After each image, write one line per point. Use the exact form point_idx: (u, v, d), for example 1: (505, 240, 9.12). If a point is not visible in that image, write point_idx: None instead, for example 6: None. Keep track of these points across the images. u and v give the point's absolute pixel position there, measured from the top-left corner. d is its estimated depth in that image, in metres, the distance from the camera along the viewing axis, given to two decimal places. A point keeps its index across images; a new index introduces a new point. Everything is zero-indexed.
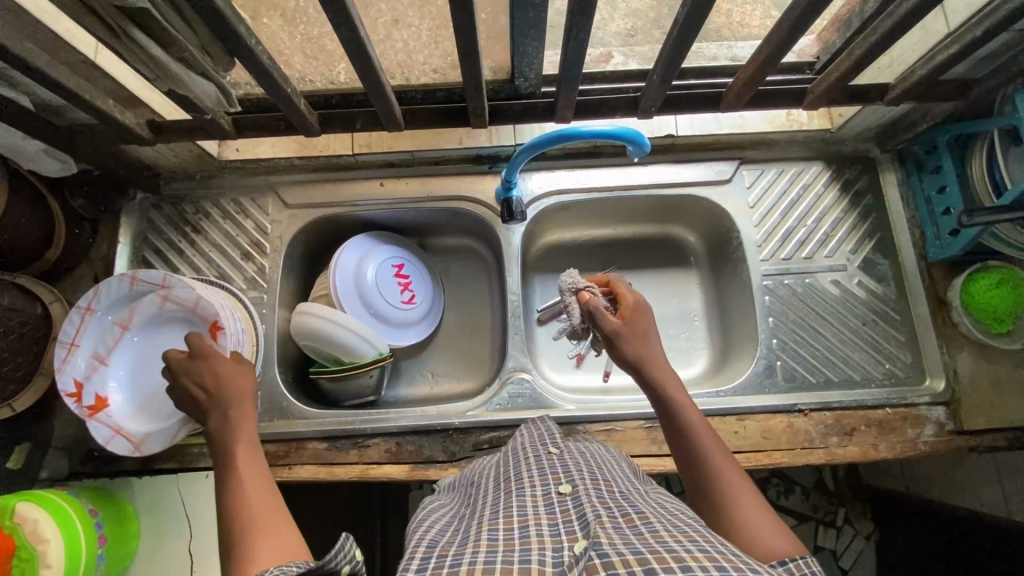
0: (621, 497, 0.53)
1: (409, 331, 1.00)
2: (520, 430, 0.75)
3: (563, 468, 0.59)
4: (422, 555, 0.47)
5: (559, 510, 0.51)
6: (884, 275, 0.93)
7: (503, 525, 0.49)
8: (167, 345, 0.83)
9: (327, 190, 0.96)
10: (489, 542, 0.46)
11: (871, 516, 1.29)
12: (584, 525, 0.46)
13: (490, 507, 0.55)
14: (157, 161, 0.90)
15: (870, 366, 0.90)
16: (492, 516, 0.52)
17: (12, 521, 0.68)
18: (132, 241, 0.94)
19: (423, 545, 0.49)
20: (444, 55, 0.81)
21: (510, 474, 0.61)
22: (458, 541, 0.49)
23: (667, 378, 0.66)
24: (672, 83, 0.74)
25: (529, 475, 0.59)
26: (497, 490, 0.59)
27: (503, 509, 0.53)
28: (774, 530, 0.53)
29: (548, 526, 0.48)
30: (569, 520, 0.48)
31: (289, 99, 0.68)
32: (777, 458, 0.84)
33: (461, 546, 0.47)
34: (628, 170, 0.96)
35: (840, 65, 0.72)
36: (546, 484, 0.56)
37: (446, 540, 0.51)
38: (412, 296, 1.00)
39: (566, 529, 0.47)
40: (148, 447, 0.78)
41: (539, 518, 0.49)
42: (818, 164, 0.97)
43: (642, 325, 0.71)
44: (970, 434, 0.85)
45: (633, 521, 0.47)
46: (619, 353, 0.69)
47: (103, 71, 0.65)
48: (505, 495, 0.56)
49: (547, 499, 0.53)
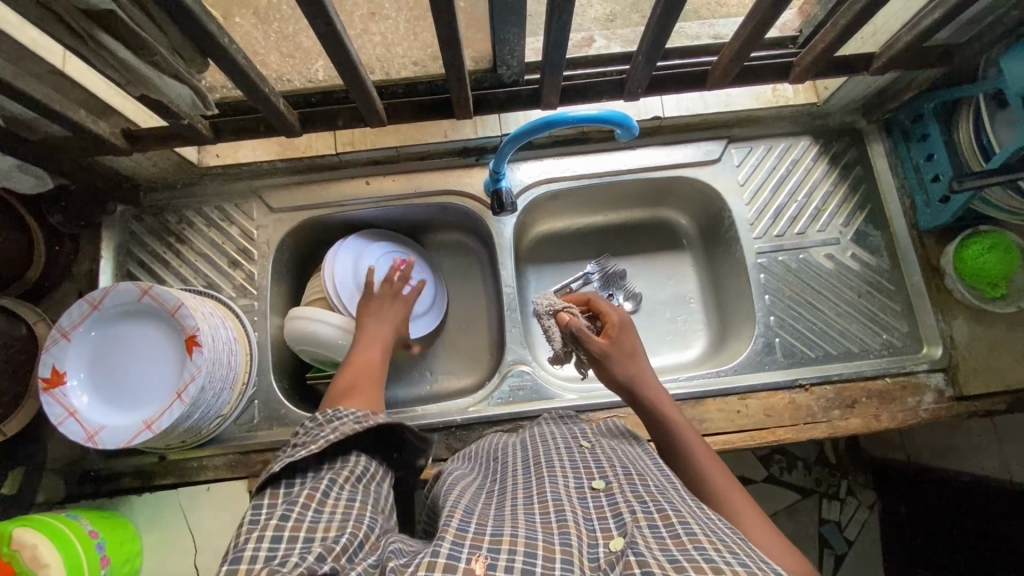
0: (656, 491, 0.53)
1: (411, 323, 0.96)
2: (543, 422, 0.74)
3: (596, 463, 0.58)
4: (460, 516, 0.49)
5: (594, 505, 0.51)
6: (876, 246, 0.93)
7: (540, 509, 0.50)
8: (139, 338, 0.78)
9: (312, 191, 0.95)
10: (528, 522, 0.48)
11: (873, 486, 1.30)
12: (620, 524, 0.47)
13: (521, 490, 0.55)
14: (135, 172, 0.88)
15: (867, 337, 0.90)
16: (526, 501, 0.52)
17: (10, 547, 0.66)
18: (116, 254, 0.92)
19: (459, 508, 0.52)
20: (423, 46, 0.79)
21: (541, 459, 0.61)
22: (495, 514, 0.51)
23: (656, 398, 0.69)
24: (656, 63, 0.72)
25: (561, 464, 0.59)
26: (526, 473, 0.59)
27: (537, 494, 0.53)
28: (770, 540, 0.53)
29: (585, 519, 0.49)
30: (604, 517, 0.49)
31: (267, 99, 0.66)
32: (781, 435, 0.84)
33: (501, 519, 0.49)
34: (616, 154, 0.95)
35: (824, 36, 0.71)
36: (579, 477, 0.56)
37: (481, 507, 0.53)
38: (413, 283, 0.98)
39: (600, 525, 0.48)
40: (100, 438, 0.73)
41: (575, 508, 0.50)
42: (805, 139, 0.96)
43: (630, 342, 0.73)
44: (970, 399, 0.86)
45: (668, 519, 0.47)
46: (607, 374, 0.72)
47: (73, 80, 0.63)
48: (537, 481, 0.56)
49: (580, 492, 0.53)
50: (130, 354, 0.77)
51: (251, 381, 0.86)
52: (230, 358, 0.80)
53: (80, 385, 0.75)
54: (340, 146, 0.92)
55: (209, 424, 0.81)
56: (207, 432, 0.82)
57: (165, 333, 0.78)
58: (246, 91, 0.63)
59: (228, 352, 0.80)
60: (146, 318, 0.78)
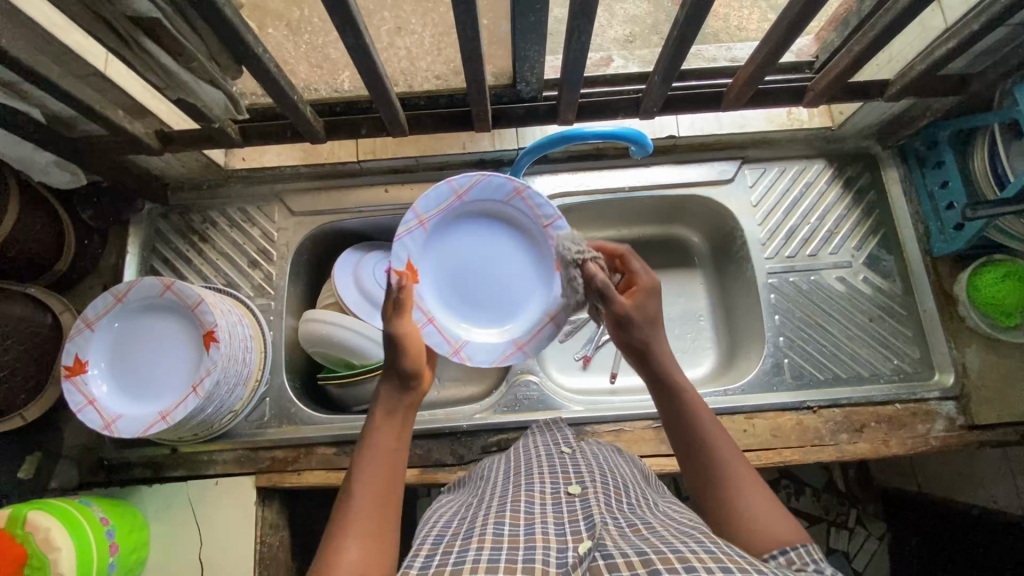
0: (628, 506, 0.55)
1: (409, 224, 0.82)
2: (530, 432, 0.76)
3: (573, 469, 0.61)
4: (426, 552, 0.49)
5: (567, 510, 0.53)
6: (889, 271, 0.93)
7: (510, 520, 0.51)
8: (158, 331, 0.80)
9: (331, 197, 0.97)
10: (494, 538, 0.47)
11: (884, 517, 1.27)
12: (590, 526, 0.49)
13: (499, 498, 0.57)
14: (165, 171, 0.92)
15: (878, 361, 0.89)
16: (500, 508, 0.54)
17: (24, 530, 0.68)
18: (141, 251, 0.95)
19: (427, 543, 0.52)
20: (446, 61, 0.82)
21: (522, 467, 0.63)
22: (462, 535, 0.51)
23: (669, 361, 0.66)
24: (673, 83, 0.74)
25: (539, 472, 0.61)
26: (506, 483, 0.60)
27: (510, 503, 0.54)
28: (773, 513, 0.54)
29: (554, 525, 0.50)
30: (575, 521, 0.51)
31: (294, 106, 0.68)
32: (788, 456, 0.84)
33: (466, 539, 0.49)
34: (630, 171, 0.96)
35: (839, 62, 0.72)
36: (556, 483, 0.58)
37: (450, 534, 0.53)
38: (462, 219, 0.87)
39: (572, 529, 0.49)
40: (116, 427, 0.75)
41: (545, 517, 0.52)
42: (819, 162, 0.97)
43: (652, 310, 0.69)
44: (981, 429, 0.85)
45: (639, 530, 0.49)
46: (622, 335, 0.68)
47: (112, 82, 0.66)
48: (514, 489, 0.58)
49: (555, 497, 0.56)
50: (150, 348, 0.80)
51: (264, 379, 0.87)
52: (245, 354, 0.82)
53: (99, 374, 0.78)
54: (361, 154, 0.95)
55: (221, 419, 0.83)
56: (218, 427, 0.84)
57: (184, 327, 0.80)
58: (275, 98, 0.66)
59: (243, 348, 0.82)
60: (164, 311, 0.81)
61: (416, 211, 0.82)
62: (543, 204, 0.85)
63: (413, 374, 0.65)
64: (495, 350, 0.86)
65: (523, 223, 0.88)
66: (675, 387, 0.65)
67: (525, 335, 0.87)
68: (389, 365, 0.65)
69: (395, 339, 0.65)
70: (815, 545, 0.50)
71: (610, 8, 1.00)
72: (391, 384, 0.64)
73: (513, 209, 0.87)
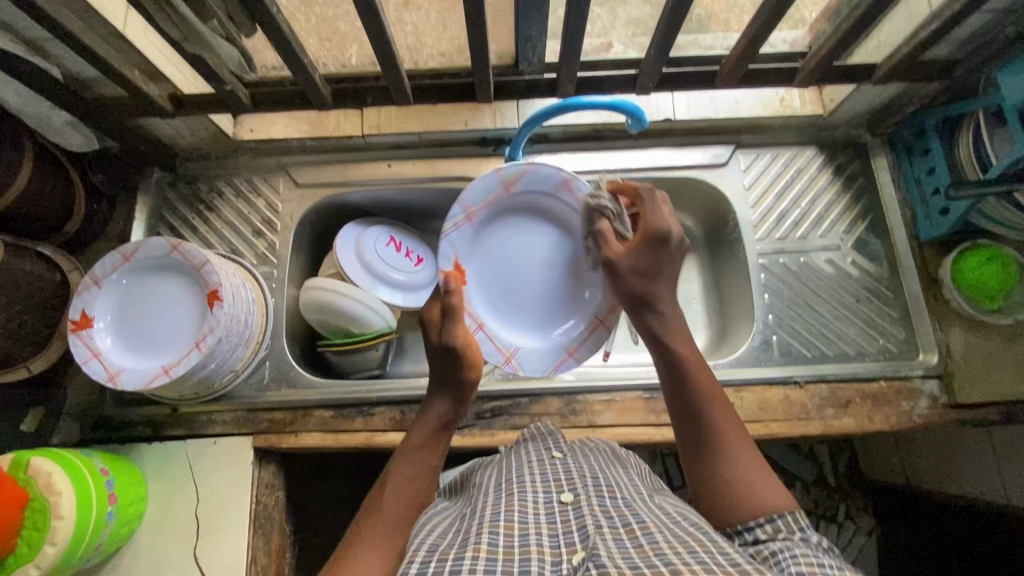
0: (623, 504, 0.58)
1: (456, 220, 0.85)
2: (523, 433, 0.76)
3: (565, 476, 0.61)
4: (421, 559, 0.50)
5: (560, 519, 0.55)
6: (877, 254, 0.95)
7: (504, 529, 0.52)
8: (160, 290, 0.82)
9: (336, 170, 1.00)
10: (490, 549, 0.49)
11: (871, 511, 1.30)
12: (584, 536, 0.51)
13: (490, 507, 0.57)
14: (174, 140, 0.94)
15: (864, 341, 0.91)
16: (493, 518, 0.54)
17: (26, 474, 0.69)
18: (148, 218, 0.97)
19: (421, 550, 0.52)
20: (452, 40, 0.89)
21: (513, 475, 0.64)
22: (458, 544, 0.51)
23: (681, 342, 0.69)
24: (669, 57, 0.76)
25: (531, 479, 0.61)
26: (497, 491, 0.61)
27: (503, 512, 0.55)
28: (767, 485, 0.59)
29: (548, 537, 0.52)
30: (569, 531, 0.53)
31: (305, 70, 0.71)
32: (774, 428, 0.86)
33: (460, 550, 0.50)
34: (627, 152, 0.99)
35: (827, 42, 0.75)
36: (548, 491, 0.59)
37: (444, 544, 0.53)
38: (506, 214, 0.89)
39: (566, 540, 0.51)
40: (119, 379, 0.77)
41: (540, 527, 0.53)
42: (811, 149, 1.00)
43: (653, 260, 0.72)
44: (964, 408, 0.87)
45: (633, 532, 0.52)
46: (628, 285, 0.73)
47: (130, 42, 0.69)
48: (507, 498, 0.58)
49: (549, 508, 0.56)
50: (155, 307, 0.82)
51: (264, 343, 0.89)
52: (247, 317, 0.84)
53: (104, 328, 0.80)
54: (366, 128, 0.97)
55: (221, 378, 0.84)
56: (220, 386, 0.86)
57: (188, 286, 0.82)
58: (286, 60, 0.69)
59: (245, 310, 0.84)
60: (171, 271, 0.83)
61: (462, 205, 0.84)
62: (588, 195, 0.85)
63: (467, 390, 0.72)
64: (548, 358, 0.88)
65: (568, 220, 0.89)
66: (673, 348, 0.69)
67: (573, 342, 0.89)
68: (446, 379, 0.72)
69: (454, 350, 0.71)
70: (801, 513, 0.56)
71: (613, 10, 1.03)
72: (444, 400, 0.71)
73: (560, 201, 0.88)
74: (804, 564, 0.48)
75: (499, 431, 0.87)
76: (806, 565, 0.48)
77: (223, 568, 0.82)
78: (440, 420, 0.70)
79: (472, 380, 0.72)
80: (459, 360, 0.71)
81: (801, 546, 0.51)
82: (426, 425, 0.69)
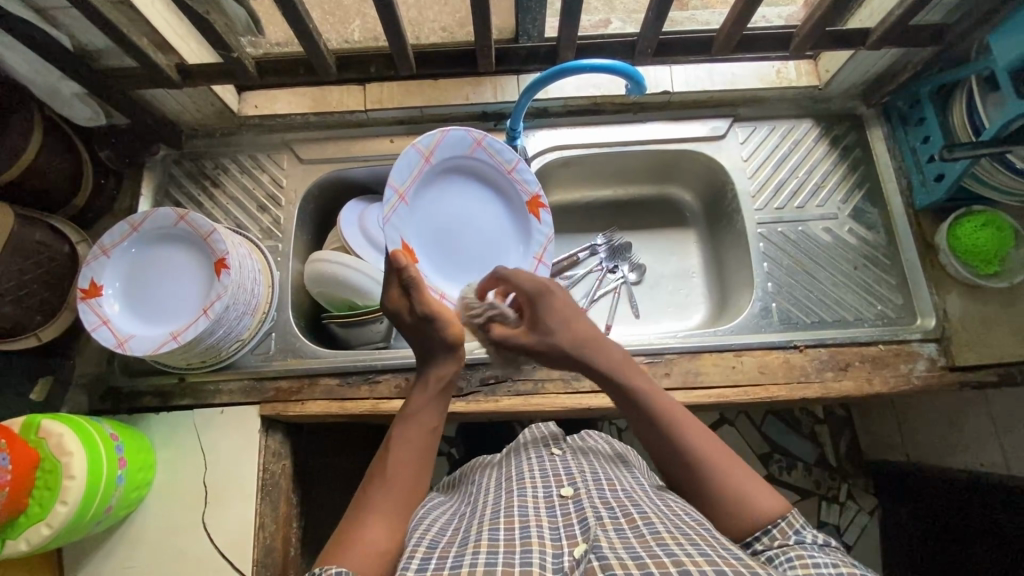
0: (623, 496, 0.58)
1: (390, 202, 0.82)
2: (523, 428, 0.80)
3: (565, 471, 0.63)
4: (422, 555, 0.50)
5: (560, 513, 0.55)
6: (873, 222, 0.97)
7: (504, 525, 0.53)
8: (167, 261, 0.84)
9: (339, 146, 1.01)
10: (490, 543, 0.50)
11: (874, 492, 1.29)
12: (584, 529, 0.51)
13: (492, 506, 0.59)
14: (180, 115, 0.96)
15: (861, 306, 0.93)
16: (494, 516, 0.56)
17: (37, 435, 0.69)
18: (154, 195, 0.98)
19: (423, 544, 0.53)
20: (452, 14, 0.93)
21: (513, 472, 0.66)
22: (459, 541, 0.53)
23: (632, 375, 0.67)
24: (665, 21, 0.78)
25: (531, 476, 0.63)
26: (499, 490, 0.63)
27: (504, 509, 0.57)
28: (761, 490, 0.57)
29: (549, 529, 0.52)
30: (569, 525, 0.53)
31: (310, 35, 0.73)
32: (776, 392, 0.87)
33: (461, 547, 0.51)
34: (626, 127, 1.01)
35: (818, 7, 0.77)
36: (548, 486, 0.60)
37: (446, 540, 0.54)
38: (433, 182, 0.88)
39: (566, 533, 0.51)
40: (129, 345, 0.77)
41: (540, 520, 0.53)
42: (807, 121, 1.01)
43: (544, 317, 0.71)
44: (962, 369, 0.88)
45: (633, 522, 0.51)
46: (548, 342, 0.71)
47: (139, 10, 0.71)
48: (508, 496, 0.60)
49: (549, 502, 0.57)
50: (163, 275, 0.83)
51: (271, 313, 0.90)
52: (254, 286, 0.85)
53: (114, 296, 0.81)
54: (368, 103, 0.98)
55: (229, 347, 0.86)
56: (226, 355, 0.87)
57: (196, 258, 0.84)
58: (291, 23, 0.70)
59: (252, 280, 0.85)
60: (179, 241, 0.84)
61: (393, 186, 0.82)
62: (502, 150, 0.89)
63: (454, 343, 0.69)
64: None
65: (489, 173, 0.91)
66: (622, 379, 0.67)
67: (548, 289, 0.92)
68: (429, 348, 0.69)
69: (428, 316, 0.68)
70: (796, 514, 0.55)
71: (611, 3, 1.07)
72: (446, 358, 0.69)
73: (474, 162, 0.89)
74: (799, 566, 0.48)
75: (504, 396, 0.88)
76: (803, 568, 0.48)
77: (234, 537, 0.83)
78: (440, 381, 0.67)
79: (457, 336, 0.69)
80: (435, 324, 0.68)
81: (798, 548, 0.51)
82: (428, 386, 0.67)
